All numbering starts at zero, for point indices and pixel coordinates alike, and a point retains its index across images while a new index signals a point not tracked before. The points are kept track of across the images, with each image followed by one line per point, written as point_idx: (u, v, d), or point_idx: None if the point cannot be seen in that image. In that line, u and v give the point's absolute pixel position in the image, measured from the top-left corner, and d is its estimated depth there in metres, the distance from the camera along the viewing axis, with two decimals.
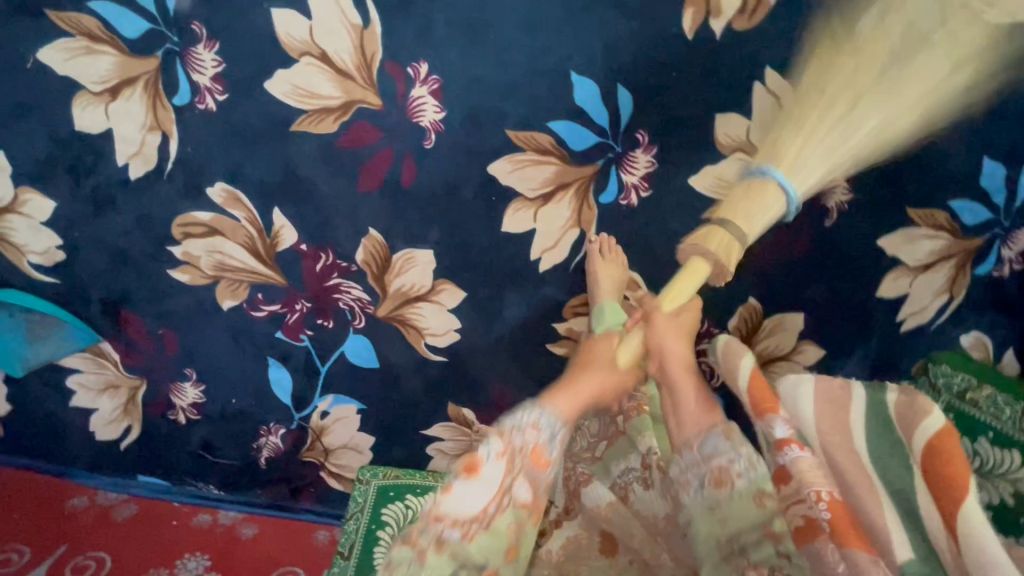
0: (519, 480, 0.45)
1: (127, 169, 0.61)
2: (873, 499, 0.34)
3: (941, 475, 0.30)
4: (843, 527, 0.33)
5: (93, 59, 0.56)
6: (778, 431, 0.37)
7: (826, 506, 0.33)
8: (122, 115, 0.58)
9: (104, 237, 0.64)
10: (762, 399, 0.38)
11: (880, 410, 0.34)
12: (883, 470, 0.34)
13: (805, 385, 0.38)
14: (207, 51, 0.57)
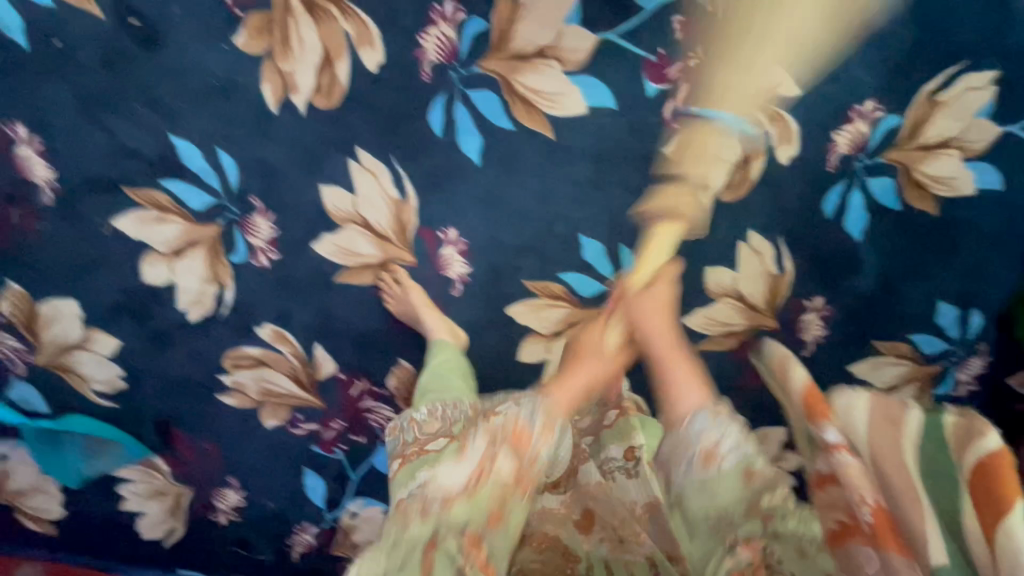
0: (500, 455, 0.48)
1: (187, 314, 0.69)
2: (922, 514, 0.33)
3: (995, 487, 0.29)
4: (884, 533, 0.34)
5: (162, 227, 0.65)
6: (829, 436, 0.37)
7: (869, 511, 0.35)
8: (185, 271, 0.67)
9: (163, 369, 0.72)
10: (818, 405, 0.39)
11: (935, 433, 0.33)
12: (932, 491, 0.32)
13: (862, 399, 0.37)
14: (263, 219, 0.65)
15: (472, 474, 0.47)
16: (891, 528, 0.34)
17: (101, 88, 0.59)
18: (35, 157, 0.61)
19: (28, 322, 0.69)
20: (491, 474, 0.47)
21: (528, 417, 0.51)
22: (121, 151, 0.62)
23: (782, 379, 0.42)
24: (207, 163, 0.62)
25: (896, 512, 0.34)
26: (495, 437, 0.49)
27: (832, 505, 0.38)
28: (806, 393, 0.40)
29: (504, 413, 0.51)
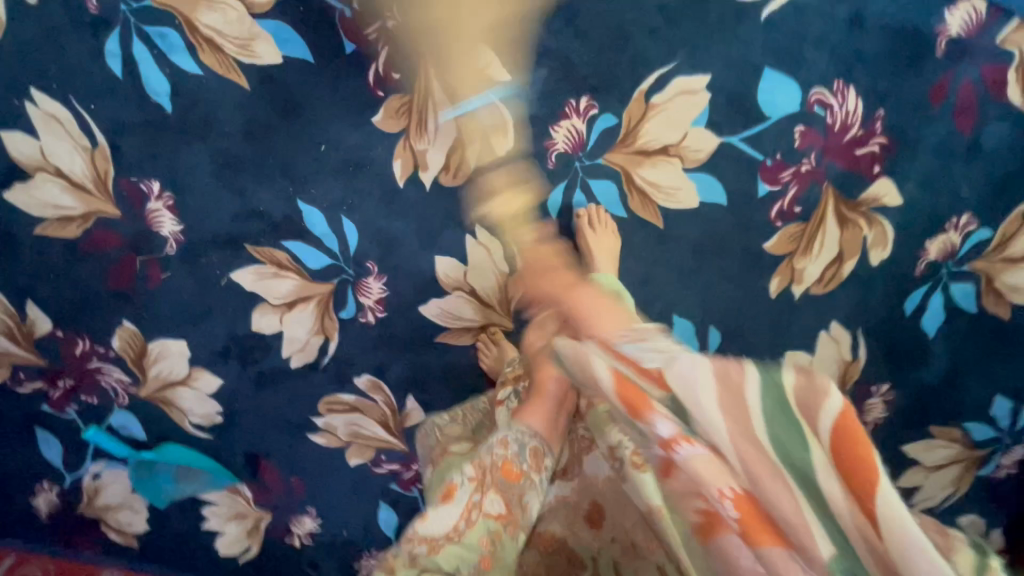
0: (488, 496, 0.46)
1: (291, 361, 0.72)
2: (785, 492, 0.26)
3: (845, 472, 0.23)
4: (755, 527, 0.28)
5: (278, 281, 0.67)
6: (663, 430, 0.30)
7: (732, 503, 0.29)
8: (294, 321, 0.70)
9: (260, 408, 0.75)
10: (633, 399, 0.31)
11: (777, 390, 0.25)
12: (786, 453, 0.25)
13: (702, 366, 0.28)
14: (376, 281, 0.68)
15: (463, 512, 0.45)
16: (758, 518, 0.28)
17: (239, 154, 0.61)
18: (164, 212, 0.63)
19: (137, 358, 0.72)
20: (479, 519, 0.45)
21: (517, 450, 0.49)
22: (246, 213, 0.64)
23: (582, 370, 0.35)
24: (328, 226, 0.65)
25: (758, 494, 0.28)
26: (484, 481, 0.47)
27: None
28: (624, 398, 0.31)
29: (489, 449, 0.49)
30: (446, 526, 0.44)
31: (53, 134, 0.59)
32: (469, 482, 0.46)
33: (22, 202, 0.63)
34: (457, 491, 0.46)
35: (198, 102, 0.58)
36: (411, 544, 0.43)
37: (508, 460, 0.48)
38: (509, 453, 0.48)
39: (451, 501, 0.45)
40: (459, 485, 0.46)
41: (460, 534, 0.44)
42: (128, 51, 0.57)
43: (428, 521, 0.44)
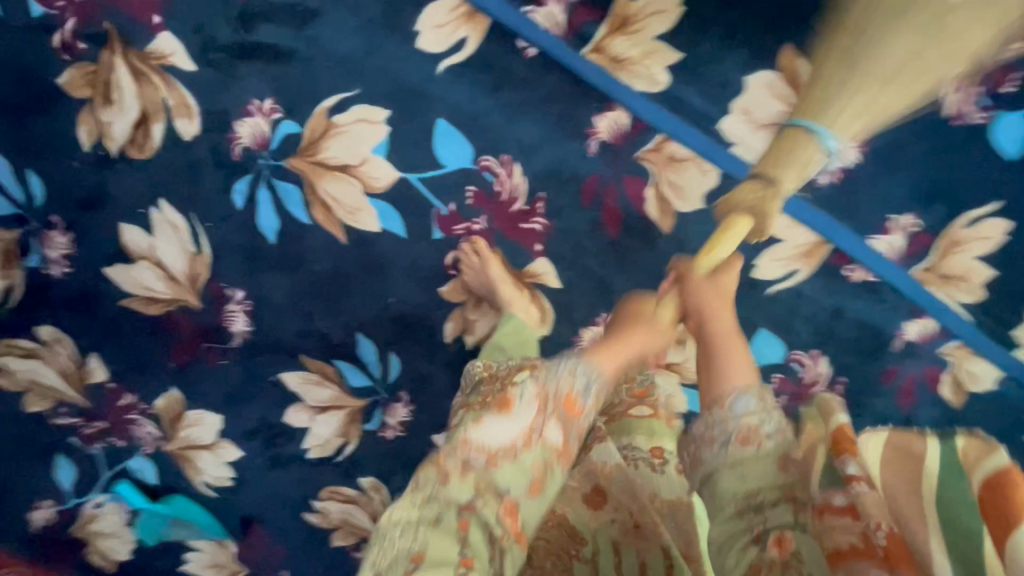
0: (501, 468, 0.48)
1: (308, 452, 0.81)
2: (926, 530, 0.31)
3: (991, 511, 0.28)
4: (900, 558, 0.30)
5: (319, 388, 0.77)
6: (848, 468, 0.34)
7: (885, 534, 0.31)
8: (322, 422, 0.79)
9: (268, 481, 0.83)
10: (841, 439, 0.35)
11: (950, 456, 0.31)
12: (945, 490, 0.31)
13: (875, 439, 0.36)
14: (403, 407, 0.77)
15: (524, 432, 0.50)
16: (904, 551, 0.30)
17: (320, 287, 0.71)
18: (240, 313, 0.73)
19: (172, 419, 0.79)
20: (539, 439, 0.50)
21: (580, 386, 0.53)
22: (308, 329, 0.73)
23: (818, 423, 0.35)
24: (377, 357, 0.75)
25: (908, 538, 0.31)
26: (546, 407, 0.51)
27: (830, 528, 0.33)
28: (839, 433, 0.36)
29: (488, 439, 0.49)
30: (503, 440, 0.49)
31: (166, 236, 0.69)
32: (530, 398, 0.51)
33: (116, 277, 0.71)
34: (515, 405, 0.51)
35: (299, 242, 0.68)
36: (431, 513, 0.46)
37: (574, 394, 0.53)
38: (575, 386, 0.53)
39: (510, 413, 0.50)
40: (519, 399, 0.51)
41: (517, 451, 0.49)
42: (252, 192, 0.66)
43: (488, 427, 0.49)
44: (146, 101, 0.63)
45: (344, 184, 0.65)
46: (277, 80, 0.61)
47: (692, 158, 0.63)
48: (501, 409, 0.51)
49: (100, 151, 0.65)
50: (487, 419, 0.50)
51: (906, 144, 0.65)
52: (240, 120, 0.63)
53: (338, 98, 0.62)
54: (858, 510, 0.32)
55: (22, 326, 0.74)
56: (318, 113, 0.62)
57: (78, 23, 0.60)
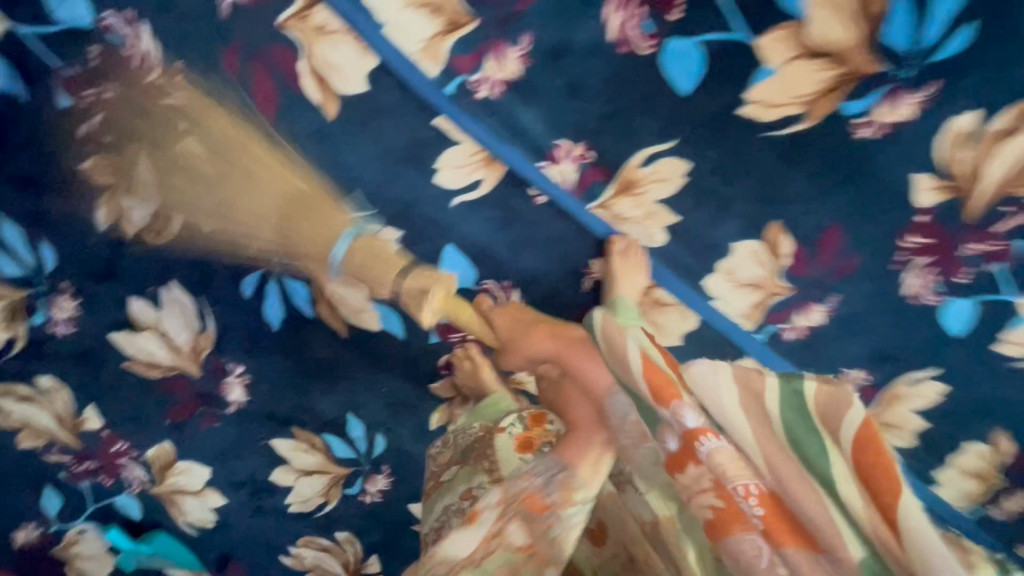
0: (511, 523, 0.45)
1: (290, 507, 0.86)
2: (810, 496, 0.33)
3: (870, 482, 0.30)
4: (779, 529, 0.34)
5: (306, 455, 0.81)
6: (688, 421, 0.36)
7: (758, 503, 0.35)
8: (306, 483, 0.84)
9: (248, 527, 0.88)
10: (661, 386, 0.37)
11: (796, 397, 0.32)
12: (802, 445, 0.33)
13: (723, 374, 0.35)
14: (384, 477, 0.83)
15: (483, 539, 0.45)
16: (783, 520, 0.34)
17: (318, 371, 0.75)
18: (237, 385, 0.76)
19: (162, 466, 0.83)
20: (501, 539, 0.45)
21: (541, 482, 0.46)
22: (300, 405, 0.77)
23: (764, 416, 0.34)
24: (364, 434, 0.79)
25: (783, 495, 0.34)
26: (507, 509, 0.46)
27: (696, 489, 0.38)
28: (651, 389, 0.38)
29: (517, 479, 0.47)
30: (463, 551, 0.45)
31: (173, 312, 0.72)
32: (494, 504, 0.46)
33: (120, 342, 0.74)
34: (480, 513, 0.46)
35: (302, 331, 0.73)
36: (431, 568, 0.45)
37: (535, 491, 0.46)
38: (535, 484, 0.46)
39: (474, 523, 0.46)
40: (483, 509, 0.46)
41: (478, 560, 0.44)
42: (262, 285, 0.70)
43: (452, 539, 0.46)
44: (167, 195, 0.65)
45: (352, 288, 0.69)
46: (297, 194, 0.64)
47: (673, 303, 0.69)
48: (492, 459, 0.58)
49: (116, 233, 0.67)
50: (452, 532, 0.46)
51: (865, 312, 0.68)
52: (258, 223, 0.66)
53: (355, 215, 0.65)
54: (705, 456, 0.36)
55: (21, 373, 0.76)
56: (334, 226, 0.66)
57: (106, 118, 0.61)
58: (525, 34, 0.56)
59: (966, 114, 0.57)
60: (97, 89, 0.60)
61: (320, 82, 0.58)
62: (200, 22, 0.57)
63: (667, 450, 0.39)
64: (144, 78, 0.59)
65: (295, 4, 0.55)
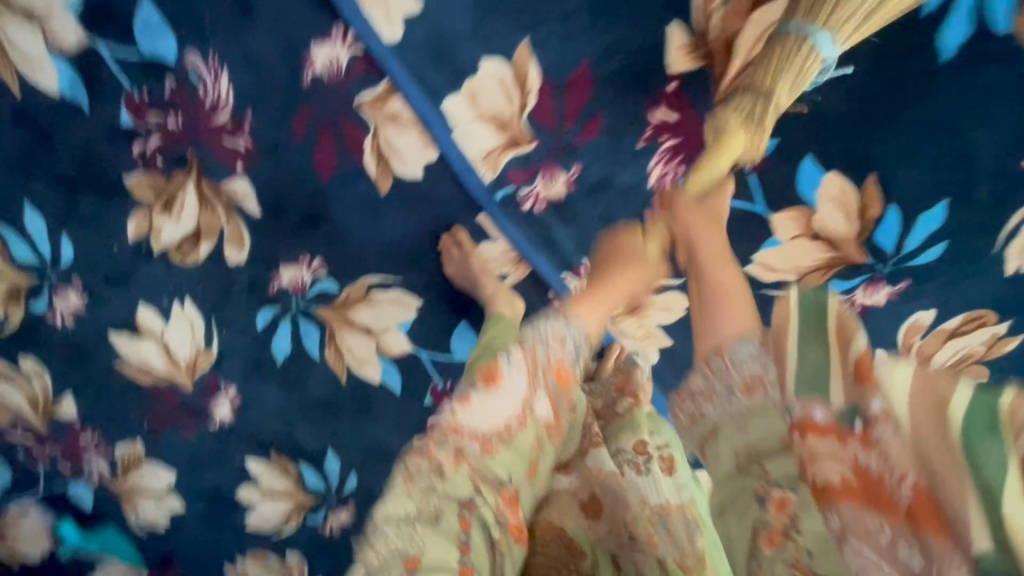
0: (541, 397, 0.55)
1: (246, 522, 0.87)
2: (950, 478, 0.26)
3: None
4: (927, 518, 0.27)
5: (276, 479, 0.83)
6: (860, 420, 0.30)
7: (908, 487, 0.28)
8: (269, 503, 0.85)
9: (200, 534, 0.88)
10: (867, 370, 0.30)
11: (989, 406, 0.25)
12: (975, 451, 0.25)
13: (912, 372, 0.28)
14: (346, 513, 0.85)
15: (517, 410, 0.54)
16: (931, 508, 0.27)
17: (309, 406, 0.78)
18: (226, 404, 0.78)
19: (127, 464, 0.83)
20: (531, 418, 0.54)
21: (570, 353, 0.57)
22: (283, 434, 0.80)
23: (917, 395, 0.28)
24: (338, 470, 0.82)
25: (937, 492, 0.27)
26: (534, 378, 0.55)
27: (830, 458, 0.32)
28: (861, 360, 0.30)
29: (547, 346, 0.56)
30: (501, 420, 0.53)
31: (180, 327, 0.73)
32: (516, 373, 0.54)
33: (118, 342, 0.74)
34: (502, 380, 0.54)
35: (302, 368, 0.75)
36: (464, 438, 0.51)
37: (561, 359, 0.56)
38: (562, 352, 0.57)
39: (501, 387, 0.53)
40: (505, 376, 0.54)
41: (511, 435, 0.53)
42: (276, 319, 0.72)
43: (477, 412, 0.52)
44: (203, 222, 0.66)
45: (363, 340, 0.73)
46: (333, 250, 0.67)
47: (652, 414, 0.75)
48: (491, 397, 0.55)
49: (142, 244, 0.68)
50: (473, 402, 0.53)
51: None
52: (286, 267, 0.69)
53: (382, 278, 0.69)
54: (872, 443, 0.29)
55: (4, 352, 0.75)
56: (360, 283, 0.69)
57: (162, 143, 0.62)
58: (577, 163, 0.62)
59: (923, 310, 0.68)
60: (161, 116, 0.61)
61: (381, 161, 0.62)
62: (278, 82, 0.59)
63: (806, 416, 0.33)
64: (212, 117, 0.61)
65: (375, 88, 0.59)
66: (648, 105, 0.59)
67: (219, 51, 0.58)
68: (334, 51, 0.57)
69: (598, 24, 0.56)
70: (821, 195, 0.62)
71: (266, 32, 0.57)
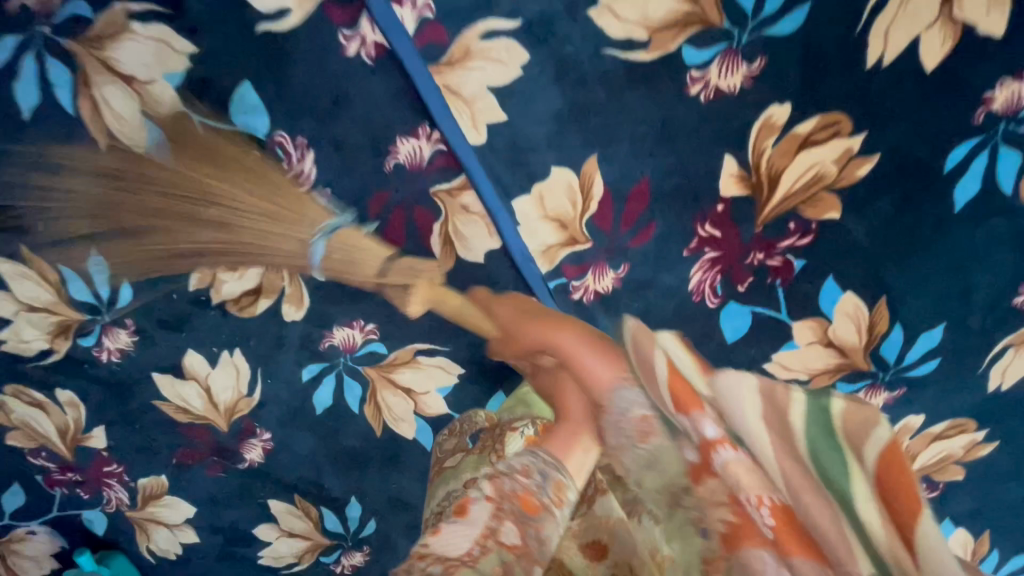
0: (506, 523, 0.51)
1: (260, 558, 0.88)
2: (826, 513, 0.36)
3: (892, 504, 0.33)
4: (789, 538, 0.38)
5: (296, 519, 0.85)
6: (708, 431, 0.44)
7: (767, 513, 0.40)
8: (286, 542, 0.87)
9: (211, 568, 0.89)
10: (687, 400, 0.46)
11: None
12: (822, 460, 0.37)
13: (747, 379, 0.44)
14: (361, 555, 0.87)
15: (479, 538, 0.49)
16: (792, 529, 0.38)
17: (340, 456, 0.80)
18: (258, 448, 0.80)
19: (147, 495, 0.84)
20: (493, 543, 0.49)
21: (539, 481, 0.53)
22: (311, 477, 0.82)
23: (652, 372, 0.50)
24: (359, 514, 0.85)
25: (795, 508, 0.38)
26: (500, 505, 0.52)
27: (714, 500, 0.43)
28: (680, 394, 0.46)
29: (512, 478, 0.54)
30: (461, 548, 0.49)
31: (226, 374, 0.75)
32: (483, 500, 0.52)
33: (161, 382, 0.76)
34: (471, 508, 0.52)
35: (339, 420, 0.78)
36: (428, 563, 0.48)
37: (529, 491, 0.53)
38: (529, 484, 0.53)
39: (466, 517, 0.51)
40: (474, 503, 0.52)
41: (475, 558, 0.48)
42: (322, 374, 0.75)
43: (444, 537, 0.50)
44: (266, 280, 0.70)
45: (401, 400, 0.76)
46: (385, 317, 0.71)
47: None
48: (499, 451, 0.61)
49: (201, 295, 0.70)
50: (441, 531, 0.51)
51: None
52: (339, 327, 0.72)
53: (430, 346, 0.73)
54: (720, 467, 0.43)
55: (42, 382, 0.76)
56: (407, 348, 0.73)
57: None
58: (625, 264, 0.68)
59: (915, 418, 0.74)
60: None
61: (446, 244, 0.67)
62: (360, 166, 0.63)
63: (701, 432, 0.44)
64: (291, 190, 0.64)
65: (450, 183, 0.64)
66: (696, 223, 0.66)
67: (309, 133, 0.62)
68: (417, 145, 0.62)
69: (659, 149, 0.62)
70: (839, 310, 0.69)
71: (355, 121, 0.61)
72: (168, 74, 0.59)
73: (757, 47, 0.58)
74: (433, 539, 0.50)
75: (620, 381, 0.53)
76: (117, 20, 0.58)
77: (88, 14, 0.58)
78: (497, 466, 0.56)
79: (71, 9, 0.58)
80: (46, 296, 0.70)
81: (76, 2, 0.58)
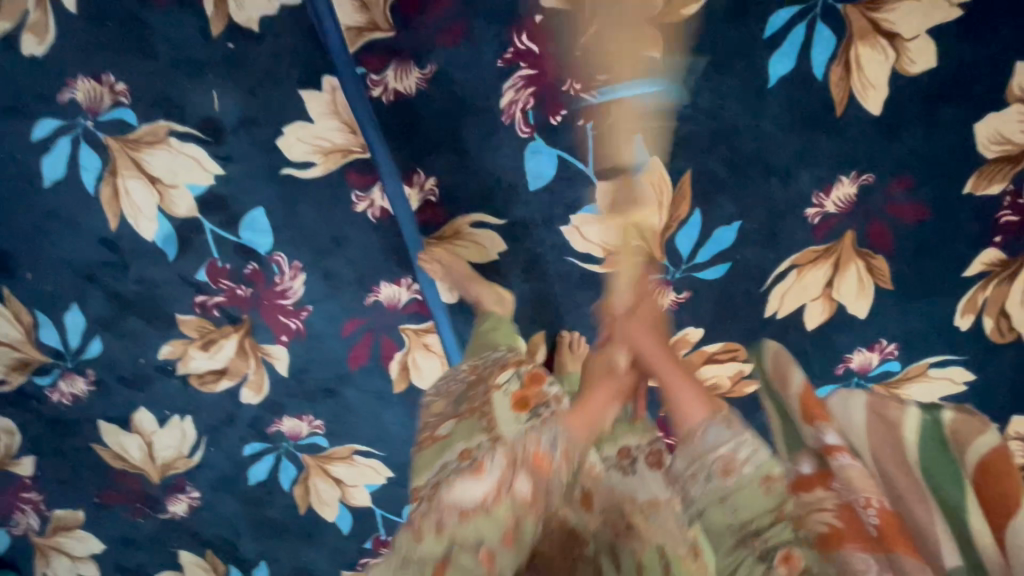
0: (522, 474, 0.43)
1: None
2: (926, 511, 0.35)
3: (1001, 493, 0.32)
4: (895, 537, 0.34)
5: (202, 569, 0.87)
6: (827, 438, 0.40)
7: (874, 513, 0.36)
8: None
9: None
10: (813, 407, 0.41)
11: (935, 425, 0.36)
12: (933, 475, 0.35)
13: (857, 399, 0.41)
14: None
15: (496, 488, 0.42)
16: (898, 531, 0.34)
17: (260, 524, 0.86)
18: (183, 501, 0.84)
19: (59, 525, 0.86)
20: (509, 493, 0.42)
21: (551, 448, 0.45)
22: (226, 539, 0.86)
23: (782, 384, 0.45)
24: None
25: (900, 509, 0.36)
26: (512, 470, 0.43)
27: (817, 506, 0.38)
28: (805, 404, 0.42)
29: (523, 441, 0.45)
30: (477, 495, 0.42)
31: (171, 434, 0.80)
32: (499, 468, 0.43)
33: (105, 429, 0.80)
34: (488, 470, 0.43)
35: (269, 492, 0.84)
36: (445, 509, 0.42)
37: (541, 453, 0.45)
38: (543, 446, 0.45)
39: (485, 475, 0.43)
40: (491, 467, 0.44)
41: (492, 504, 0.42)
42: (263, 452, 0.81)
43: (463, 487, 0.43)
44: (232, 364, 0.76)
45: (330, 488, 0.83)
46: (333, 415, 0.79)
47: None
48: (490, 416, 0.49)
49: (168, 365, 0.76)
50: (460, 478, 0.44)
51: None
52: (290, 417, 0.79)
53: (368, 449, 0.81)
54: (835, 471, 0.38)
55: None
56: (346, 446, 0.81)
57: (225, 301, 0.72)
58: None
59: None
60: (233, 284, 0.71)
61: (402, 372, 0.76)
62: (344, 294, 0.72)
63: (796, 471, 0.41)
64: (277, 298, 0.72)
65: (419, 324, 0.74)
66: None
67: (304, 259, 0.70)
68: (397, 291, 0.72)
69: None
70: None
71: (348, 261, 0.70)
72: (192, 185, 0.67)
73: (685, 284, 0.71)
74: (448, 492, 0.43)
75: (707, 416, 0.45)
76: (157, 131, 0.65)
77: (132, 120, 0.64)
78: (499, 428, 0.48)
79: (117, 112, 0.64)
80: (16, 334, 0.74)
81: (125, 109, 0.64)
